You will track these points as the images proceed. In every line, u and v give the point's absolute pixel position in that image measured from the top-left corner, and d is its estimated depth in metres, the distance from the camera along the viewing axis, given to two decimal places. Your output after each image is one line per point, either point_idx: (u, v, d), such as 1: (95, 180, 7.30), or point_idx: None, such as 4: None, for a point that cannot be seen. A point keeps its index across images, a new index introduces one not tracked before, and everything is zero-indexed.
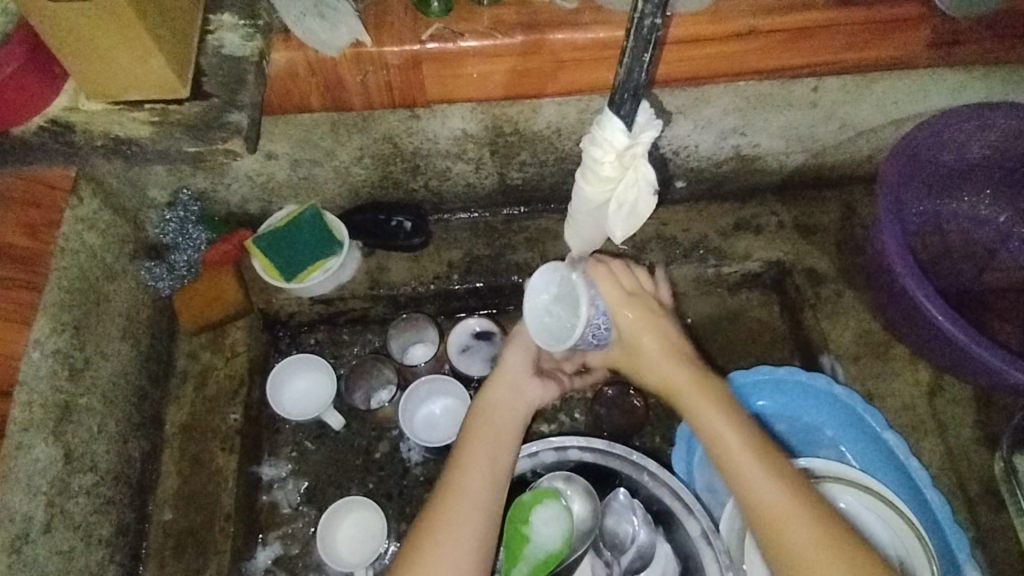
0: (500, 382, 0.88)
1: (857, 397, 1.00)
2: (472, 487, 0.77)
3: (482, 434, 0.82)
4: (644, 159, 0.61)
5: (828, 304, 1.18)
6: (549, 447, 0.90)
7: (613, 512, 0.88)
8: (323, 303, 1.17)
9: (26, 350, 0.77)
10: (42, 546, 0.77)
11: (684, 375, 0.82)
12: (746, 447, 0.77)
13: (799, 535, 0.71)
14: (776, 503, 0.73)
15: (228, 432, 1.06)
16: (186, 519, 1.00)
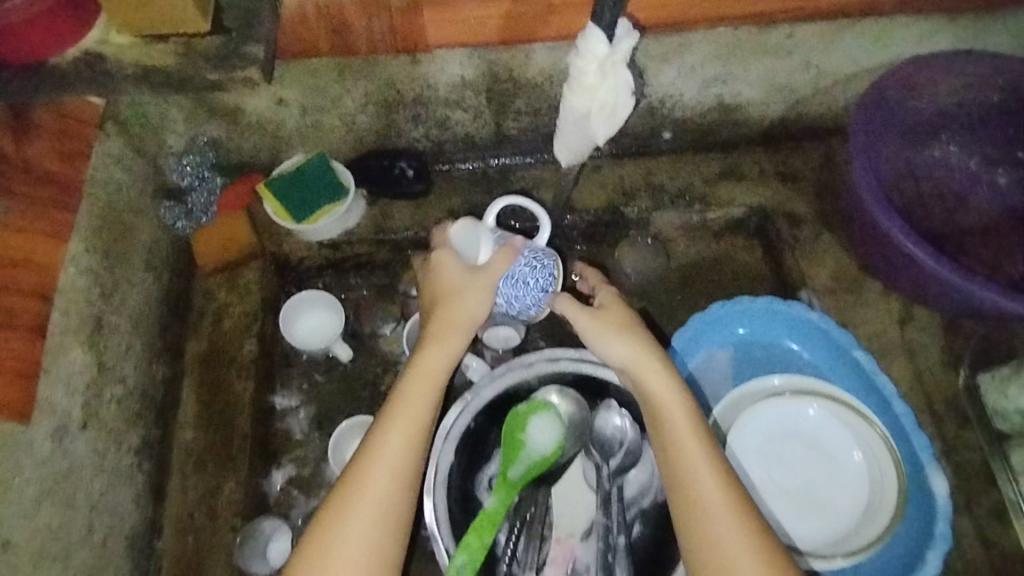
0: (428, 361, 0.86)
1: (831, 322, 1.07)
2: (378, 479, 0.79)
3: (399, 426, 0.82)
4: (622, 66, 0.68)
5: (806, 244, 1.26)
6: (543, 355, 0.97)
7: (610, 414, 0.95)
8: (331, 248, 1.25)
9: (63, 263, 0.84)
10: (80, 441, 0.84)
11: (640, 356, 0.85)
12: (698, 447, 0.80)
13: (724, 547, 0.75)
14: (717, 507, 0.77)
15: (243, 362, 1.13)
16: (206, 439, 1.08)
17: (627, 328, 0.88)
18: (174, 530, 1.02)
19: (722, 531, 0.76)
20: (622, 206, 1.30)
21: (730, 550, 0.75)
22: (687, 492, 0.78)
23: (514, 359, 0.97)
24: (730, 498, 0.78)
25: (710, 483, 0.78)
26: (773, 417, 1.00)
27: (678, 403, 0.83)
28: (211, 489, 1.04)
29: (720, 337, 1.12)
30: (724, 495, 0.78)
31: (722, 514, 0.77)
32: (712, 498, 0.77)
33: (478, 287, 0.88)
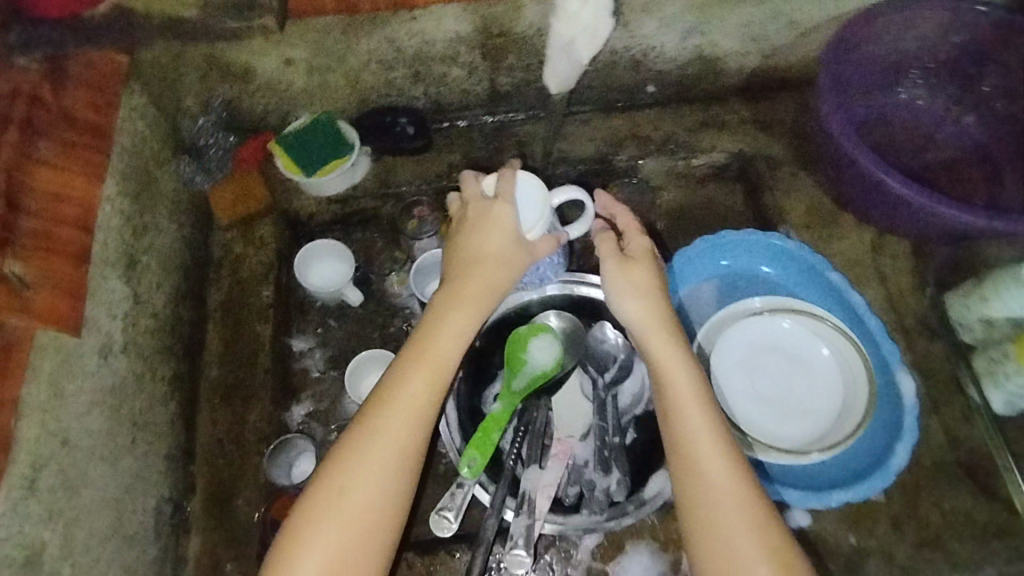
0: (445, 320, 0.91)
1: (805, 248, 1.15)
2: (387, 427, 0.84)
3: (412, 380, 0.87)
4: None
5: (783, 184, 1.35)
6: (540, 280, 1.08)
7: (607, 329, 1.04)
8: (339, 203, 1.33)
9: (101, 201, 0.93)
10: (122, 362, 0.93)
11: (651, 321, 0.89)
12: (698, 410, 0.84)
13: (714, 502, 0.79)
14: (710, 464, 0.80)
15: (262, 306, 1.22)
16: (231, 375, 1.16)
17: (645, 292, 0.91)
18: (205, 458, 1.10)
19: (718, 495, 0.79)
20: (610, 156, 1.39)
21: (726, 511, 0.78)
22: (688, 458, 0.82)
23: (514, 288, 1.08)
24: (724, 458, 0.81)
25: (712, 451, 0.81)
26: (753, 334, 1.09)
27: (683, 372, 0.86)
28: (237, 419, 1.12)
29: (705, 268, 1.21)
30: (719, 455, 0.81)
31: (720, 480, 0.79)
32: (713, 465, 0.80)
33: (518, 260, 0.93)
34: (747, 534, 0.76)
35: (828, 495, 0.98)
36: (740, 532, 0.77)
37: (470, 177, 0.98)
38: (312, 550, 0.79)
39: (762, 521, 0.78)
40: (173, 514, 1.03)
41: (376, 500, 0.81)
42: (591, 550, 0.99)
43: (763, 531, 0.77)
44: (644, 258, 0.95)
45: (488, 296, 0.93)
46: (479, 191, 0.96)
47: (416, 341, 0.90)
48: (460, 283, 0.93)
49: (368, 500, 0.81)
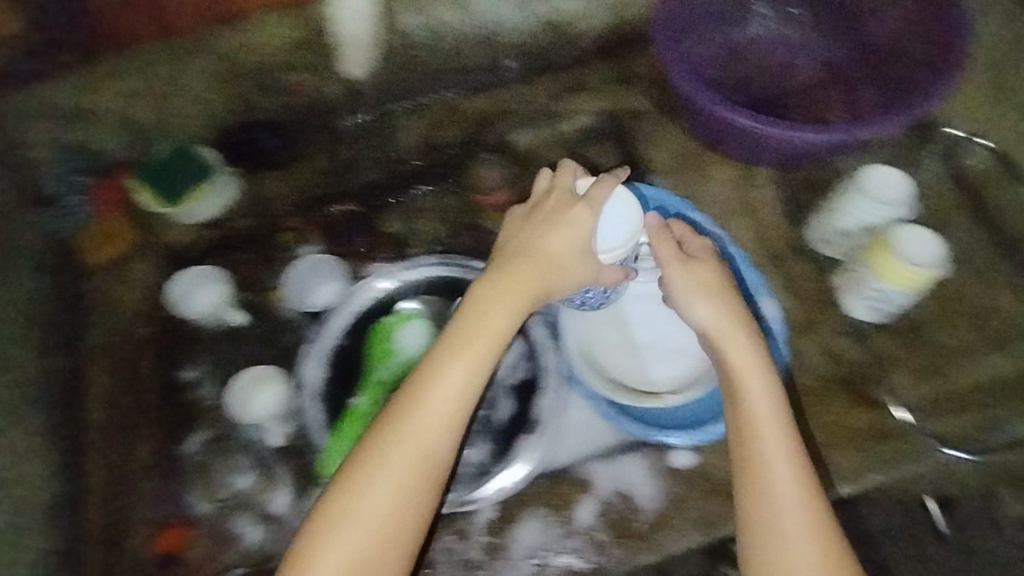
0: (458, 358, 0.89)
1: (662, 193, 1.15)
2: (388, 468, 0.85)
3: (415, 426, 0.86)
4: None
5: (649, 133, 1.36)
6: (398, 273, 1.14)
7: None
8: (212, 228, 1.29)
9: None
10: None
11: (727, 329, 0.90)
12: (773, 418, 0.86)
13: (783, 523, 0.82)
14: (788, 487, 0.83)
15: (141, 340, 1.21)
16: (114, 414, 1.15)
17: (711, 294, 0.92)
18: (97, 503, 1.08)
19: (768, 491, 0.83)
20: (479, 134, 1.38)
21: (780, 504, 0.83)
22: (744, 455, 0.85)
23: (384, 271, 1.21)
24: (791, 480, 0.84)
25: (772, 448, 0.84)
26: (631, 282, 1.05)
27: (764, 389, 0.87)
28: (122, 456, 1.13)
29: None
30: (801, 476, 0.84)
31: (782, 471, 0.84)
32: (773, 458, 0.84)
33: (583, 267, 0.91)
34: (794, 525, 0.82)
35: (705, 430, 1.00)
36: (791, 529, 0.82)
37: (572, 168, 0.98)
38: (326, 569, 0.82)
39: (817, 509, 0.83)
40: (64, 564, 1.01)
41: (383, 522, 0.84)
42: (485, 524, 1.00)
43: (814, 520, 0.82)
44: (706, 260, 0.94)
45: (541, 291, 0.92)
46: (567, 187, 0.96)
47: (446, 347, 0.89)
48: (500, 296, 0.92)
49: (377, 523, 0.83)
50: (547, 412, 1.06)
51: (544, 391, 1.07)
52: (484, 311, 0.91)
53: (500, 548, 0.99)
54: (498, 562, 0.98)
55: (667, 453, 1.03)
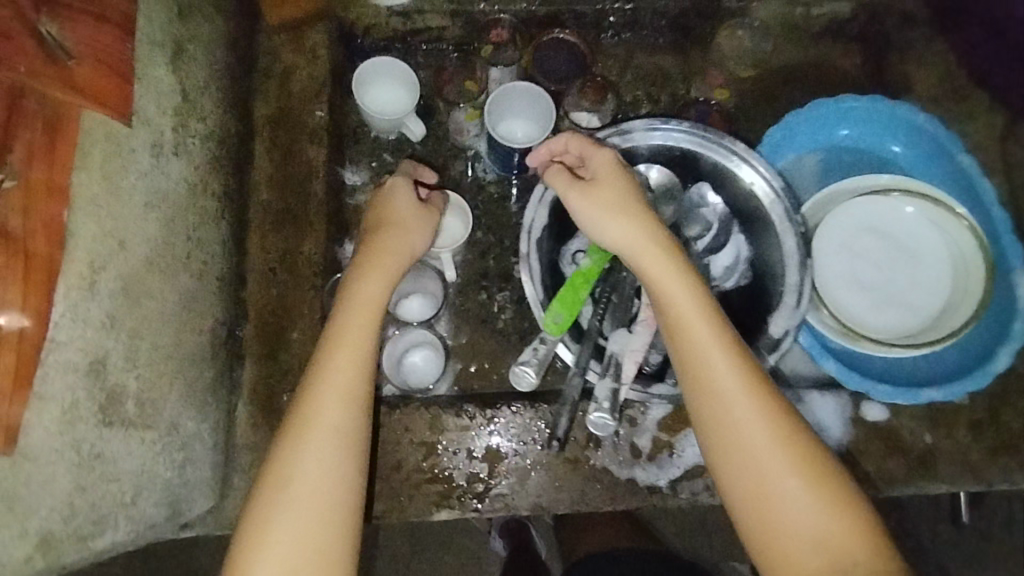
0: (376, 276, 0.80)
1: (934, 122, 1.01)
2: (323, 407, 0.72)
3: (341, 349, 0.75)
4: None
5: (916, 47, 1.15)
6: (645, 125, 0.90)
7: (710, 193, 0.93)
8: (401, 17, 1.15)
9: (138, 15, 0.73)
10: (181, 185, 0.82)
11: (656, 250, 0.74)
12: (740, 392, 0.69)
13: (801, 530, 0.65)
14: (776, 477, 0.66)
15: (315, 163, 1.07)
16: (277, 234, 1.03)
17: (621, 212, 0.76)
18: (258, 284, 1.00)
19: (750, 437, 0.67)
20: None
21: (748, 443, 0.67)
22: (715, 404, 0.69)
23: (645, 122, 0.90)
24: (751, 480, 0.67)
25: (724, 381, 0.69)
26: (873, 211, 0.98)
27: (715, 341, 0.70)
28: (290, 286, 1.01)
29: (820, 136, 1.07)
30: (780, 465, 0.66)
31: (737, 396, 0.69)
32: (728, 385, 0.69)
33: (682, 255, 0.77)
34: (796, 484, 0.66)
35: (916, 392, 0.92)
36: (782, 475, 0.66)
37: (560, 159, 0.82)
38: (293, 512, 0.67)
39: (796, 466, 0.67)
40: (228, 339, 0.95)
41: (336, 457, 0.70)
42: (658, 421, 0.96)
43: (777, 433, 0.67)
44: (610, 176, 0.79)
45: (393, 263, 0.82)
46: (607, 163, 0.80)
47: (364, 274, 0.80)
48: (372, 251, 0.82)
49: (311, 492, 0.68)
50: (784, 334, 0.89)
51: (783, 306, 0.89)
52: (363, 259, 0.81)
53: (669, 446, 0.95)
54: (665, 459, 0.95)
55: (859, 403, 0.97)
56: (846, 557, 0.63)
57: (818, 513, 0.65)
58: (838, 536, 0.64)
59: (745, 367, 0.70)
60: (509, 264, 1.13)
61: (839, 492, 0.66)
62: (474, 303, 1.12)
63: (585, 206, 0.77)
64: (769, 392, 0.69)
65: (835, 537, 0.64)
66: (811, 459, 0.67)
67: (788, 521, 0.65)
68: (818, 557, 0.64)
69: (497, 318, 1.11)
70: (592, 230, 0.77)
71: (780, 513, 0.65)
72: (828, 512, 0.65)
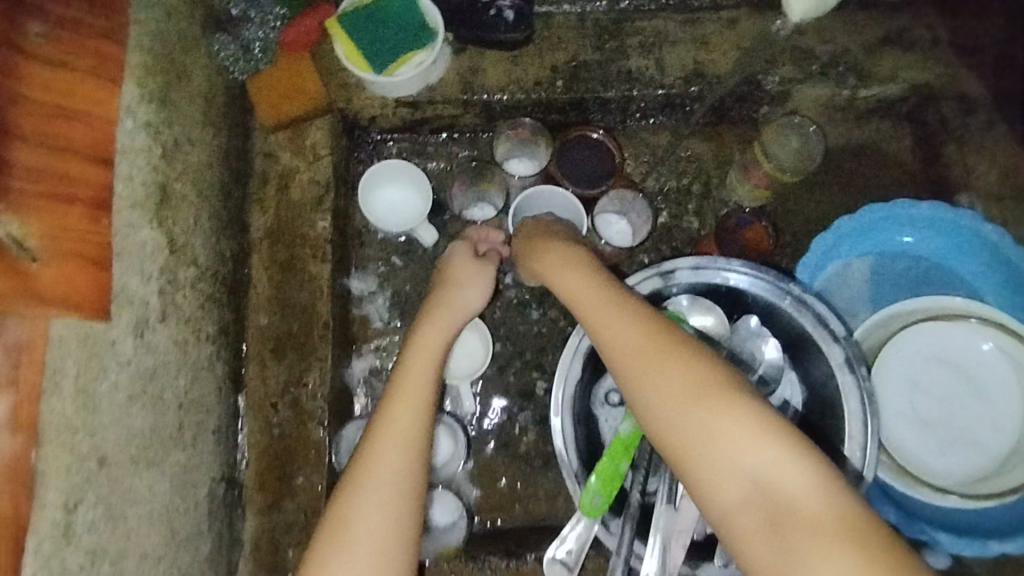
0: (430, 333, 0.80)
1: (1007, 237, 0.92)
2: (376, 468, 0.68)
3: (397, 407, 0.72)
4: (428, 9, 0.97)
5: (976, 135, 1.04)
6: (691, 265, 0.81)
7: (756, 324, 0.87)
8: (408, 108, 1.04)
9: (114, 179, 0.64)
10: (169, 349, 0.73)
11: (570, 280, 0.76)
12: (673, 388, 0.62)
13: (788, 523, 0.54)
14: (738, 469, 0.57)
15: (317, 280, 0.97)
16: (278, 362, 0.94)
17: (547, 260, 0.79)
18: (258, 421, 0.92)
19: (696, 433, 0.59)
20: (761, 75, 1.05)
21: (696, 437, 0.59)
22: (632, 378, 0.64)
23: (692, 259, 0.82)
24: (719, 482, 0.57)
25: (652, 388, 0.63)
26: (935, 339, 0.90)
27: (636, 346, 0.65)
28: (292, 421, 0.92)
29: (873, 242, 0.99)
30: (737, 449, 0.57)
31: (657, 359, 0.63)
32: (655, 381, 0.63)
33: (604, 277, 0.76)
34: (759, 466, 0.56)
35: (984, 543, 0.83)
36: (743, 464, 0.57)
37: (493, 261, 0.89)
38: (360, 535, 0.65)
39: (753, 446, 0.57)
40: (226, 493, 0.87)
41: (400, 464, 0.68)
42: None
43: (698, 385, 0.60)
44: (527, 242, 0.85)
45: (449, 316, 0.83)
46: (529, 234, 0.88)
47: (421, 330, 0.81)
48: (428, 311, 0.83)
49: (374, 518, 0.66)
50: None
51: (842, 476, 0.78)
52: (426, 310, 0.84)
53: None
54: None
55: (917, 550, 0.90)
56: (797, 519, 0.53)
57: (761, 467, 0.56)
58: (790, 486, 0.55)
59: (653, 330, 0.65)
60: (531, 380, 1.04)
61: (785, 443, 0.56)
62: (494, 425, 1.03)
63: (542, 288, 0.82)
64: (689, 350, 0.63)
65: (786, 492, 0.55)
66: (764, 431, 0.58)
67: (726, 473, 0.57)
68: (763, 523, 0.55)
69: (518, 440, 1.02)
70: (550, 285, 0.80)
71: (760, 512, 0.55)
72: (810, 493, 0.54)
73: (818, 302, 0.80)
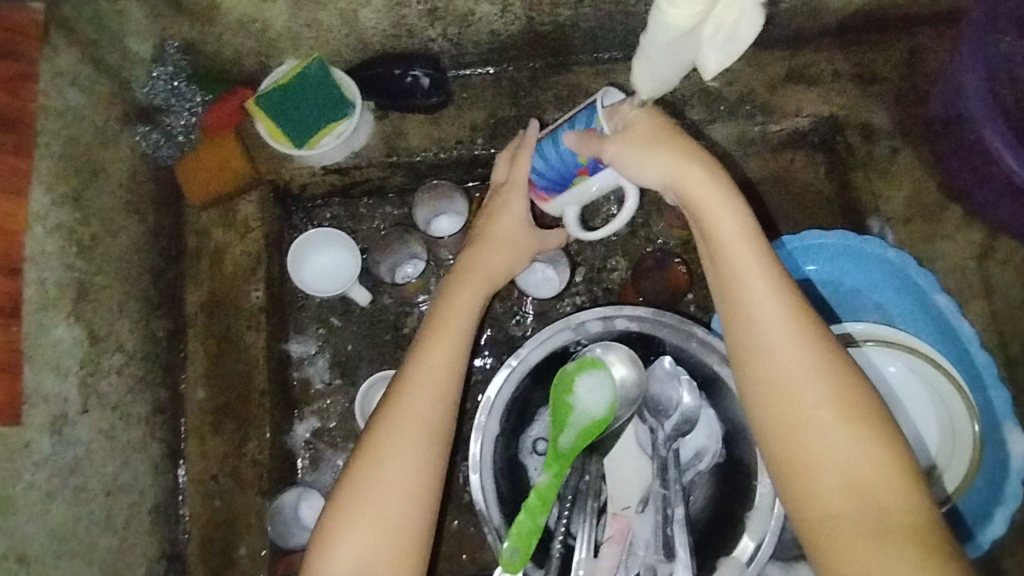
0: (475, 272, 0.82)
1: (909, 260, 0.95)
2: (402, 431, 0.71)
3: (430, 373, 0.74)
4: (344, 84, 1.01)
5: (884, 162, 1.07)
6: (597, 316, 0.88)
7: (671, 364, 0.88)
8: (337, 174, 1.07)
9: (21, 289, 0.69)
10: (84, 431, 0.78)
11: (693, 175, 0.70)
12: (800, 344, 0.66)
13: (841, 488, 0.62)
14: (831, 433, 0.63)
15: (253, 349, 0.99)
16: (216, 432, 0.97)
17: (656, 146, 0.71)
18: (198, 493, 0.95)
19: (798, 389, 0.65)
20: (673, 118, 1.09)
21: (801, 392, 0.65)
22: (762, 347, 0.66)
23: (593, 308, 0.89)
24: (810, 439, 0.64)
25: (785, 342, 0.66)
26: None
27: (776, 295, 0.67)
28: (232, 491, 0.95)
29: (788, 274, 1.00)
30: (839, 417, 0.64)
31: (798, 341, 0.66)
32: (784, 342, 0.66)
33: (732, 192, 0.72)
34: (844, 441, 0.63)
35: None
36: (832, 433, 0.63)
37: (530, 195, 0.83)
38: (385, 494, 0.69)
39: (850, 422, 0.63)
40: (167, 564, 0.90)
41: (419, 437, 0.71)
42: None
43: (816, 360, 0.65)
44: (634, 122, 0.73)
45: (497, 263, 0.83)
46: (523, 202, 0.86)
47: (457, 280, 0.82)
48: (466, 262, 0.83)
49: (402, 482, 0.69)
50: (763, 540, 0.81)
51: (753, 512, 0.82)
52: (471, 255, 0.84)
53: None
54: None
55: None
56: (883, 502, 0.61)
57: (862, 466, 0.62)
58: (881, 486, 0.62)
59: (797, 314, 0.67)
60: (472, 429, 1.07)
61: (878, 427, 0.64)
62: None
63: (625, 147, 0.71)
64: (829, 347, 0.66)
65: (876, 475, 0.62)
66: (861, 415, 0.64)
67: (810, 434, 0.64)
68: (853, 498, 0.62)
69: (461, 489, 1.05)
70: (626, 166, 0.72)
71: (835, 476, 0.63)
72: (889, 473, 0.62)
73: (716, 339, 0.87)
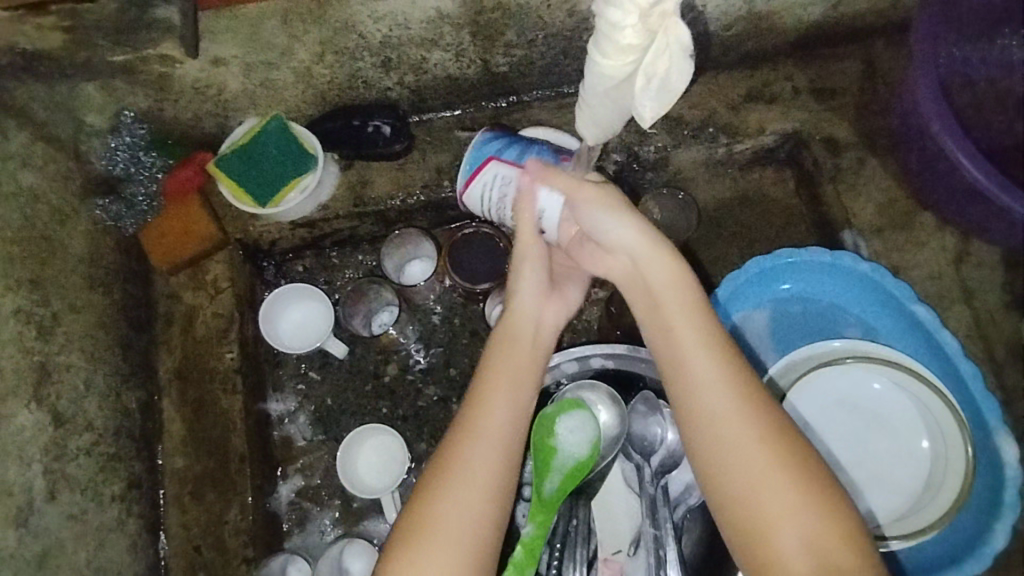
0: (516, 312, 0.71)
1: (882, 271, 0.95)
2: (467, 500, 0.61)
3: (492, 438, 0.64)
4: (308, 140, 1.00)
5: (851, 174, 1.07)
6: (571, 357, 0.88)
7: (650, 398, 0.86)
8: (306, 227, 1.06)
9: None
10: (51, 515, 0.79)
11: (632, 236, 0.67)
12: (727, 389, 0.62)
13: (788, 534, 0.58)
14: (763, 480, 0.59)
15: (225, 414, 0.97)
16: (195, 502, 0.95)
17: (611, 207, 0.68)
18: (180, 565, 0.93)
19: (728, 433, 0.61)
20: (636, 146, 1.09)
21: (728, 437, 0.60)
22: (686, 394, 0.63)
23: (563, 351, 0.89)
24: (742, 489, 0.60)
25: (713, 387, 0.62)
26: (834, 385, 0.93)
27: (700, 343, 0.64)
28: (215, 561, 0.93)
29: (765, 295, 1.00)
30: (772, 460, 0.60)
31: (723, 385, 0.62)
32: (711, 385, 0.62)
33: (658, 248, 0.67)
34: (779, 488, 0.59)
35: None
36: (765, 476, 0.59)
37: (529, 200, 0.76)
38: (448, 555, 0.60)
39: (786, 468, 0.59)
40: None
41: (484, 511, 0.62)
42: None
43: (744, 407, 0.61)
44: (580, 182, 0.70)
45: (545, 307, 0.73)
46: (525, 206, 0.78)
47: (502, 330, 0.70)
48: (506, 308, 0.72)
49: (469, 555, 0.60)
50: None
51: None
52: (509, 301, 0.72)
53: None
54: None
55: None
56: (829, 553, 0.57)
57: (803, 513, 0.58)
58: (824, 533, 0.58)
59: (725, 356, 0.63)
60: None
61: (814, 472, 0.60)
62: None
63: (590, 196, 0.69)
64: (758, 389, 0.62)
65: (816, 527, 0.58)
66: (799, 459, 0.60)
67: (745, 480, 0.60)
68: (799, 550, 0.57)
69: None
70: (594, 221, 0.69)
71: (774, 525, 0.58)
72: (831, 521, 0.58)
73: None
